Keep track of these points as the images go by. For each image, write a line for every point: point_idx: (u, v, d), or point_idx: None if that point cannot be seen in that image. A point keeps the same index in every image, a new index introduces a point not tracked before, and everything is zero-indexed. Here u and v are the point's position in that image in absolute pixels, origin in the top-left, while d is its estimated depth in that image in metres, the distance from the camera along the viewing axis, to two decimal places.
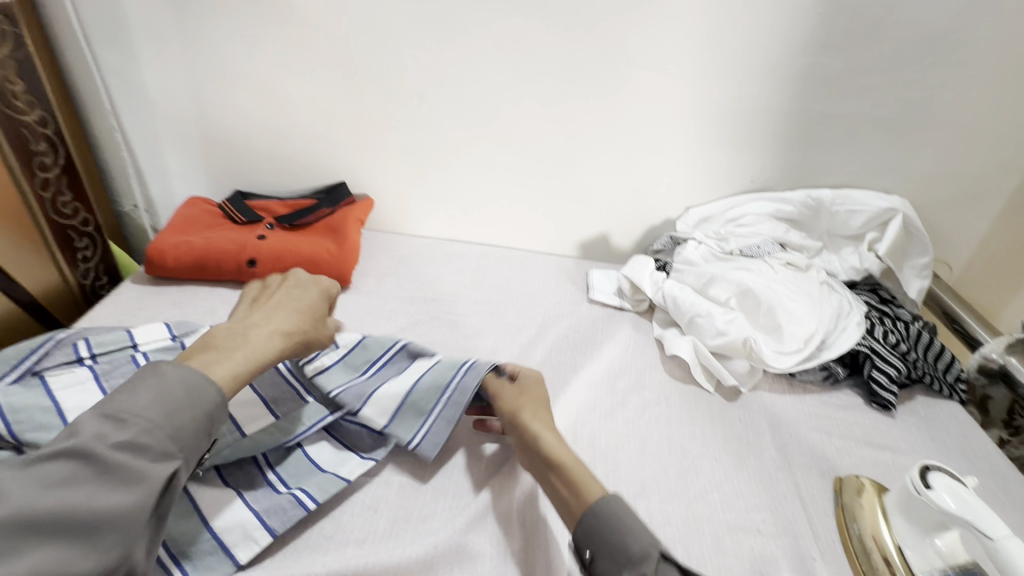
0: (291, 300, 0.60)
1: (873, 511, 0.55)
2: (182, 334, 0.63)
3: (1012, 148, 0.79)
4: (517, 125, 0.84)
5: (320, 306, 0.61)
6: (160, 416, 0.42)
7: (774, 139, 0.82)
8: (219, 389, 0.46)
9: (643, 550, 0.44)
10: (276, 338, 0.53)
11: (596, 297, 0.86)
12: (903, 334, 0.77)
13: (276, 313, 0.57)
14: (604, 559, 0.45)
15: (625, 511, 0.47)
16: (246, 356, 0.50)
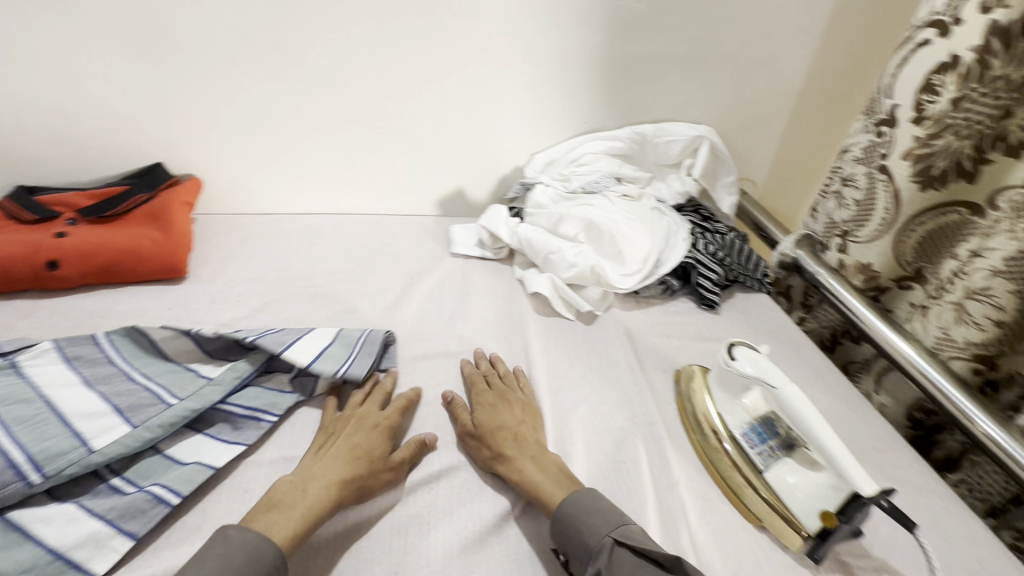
0: (349, 436, 0.54)
1: (700, 392, 0.64)
2: (15, 350, 0.53)
3: (785, 75, 0.94)
4: (347, 84, 0.80)
5: (384, 439, 0.54)
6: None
7: (599, 80, 0.88)
8: (276, 551, 0.43)
9: (599, 542, 0.47)
10: (333, 483, 0.49)
11: (459, 250, 0.88)
12: (722, 243, 0.90)
13: (338, 450, 0.52)
14: (574, 560, 0.47)
15: (599, 520, 0.48)
16: (303, 511, 0.46)
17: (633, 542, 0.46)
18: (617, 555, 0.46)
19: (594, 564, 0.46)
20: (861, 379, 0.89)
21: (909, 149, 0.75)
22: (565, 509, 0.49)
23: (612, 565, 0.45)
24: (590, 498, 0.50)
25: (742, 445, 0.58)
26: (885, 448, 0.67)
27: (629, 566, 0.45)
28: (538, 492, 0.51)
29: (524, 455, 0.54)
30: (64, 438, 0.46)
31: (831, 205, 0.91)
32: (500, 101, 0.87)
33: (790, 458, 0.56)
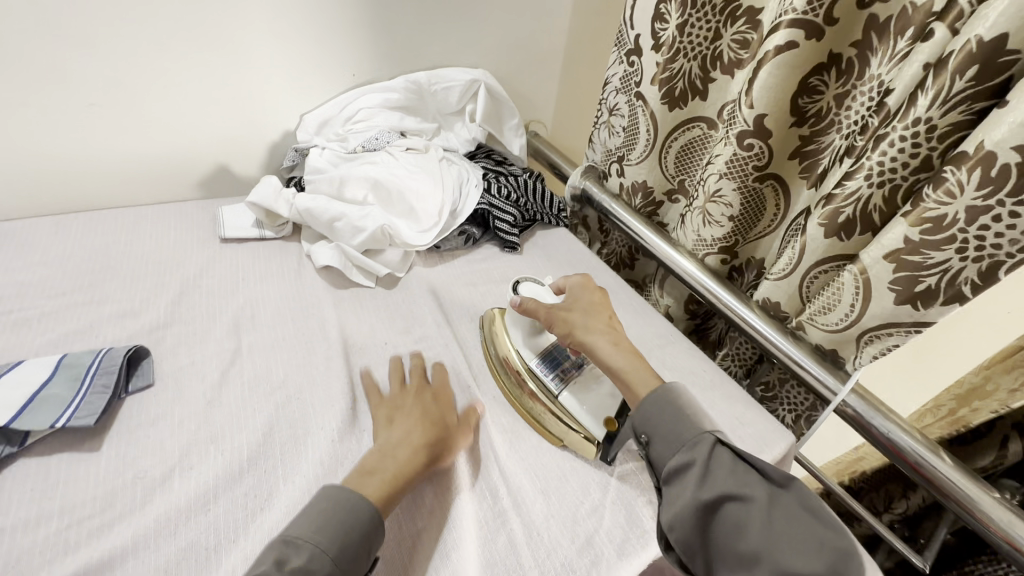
0: (416, 402, 0.56)
1: (588, 291, 0.63)
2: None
3: (546, 12, 0.96)
4: (12, 43, 0.63)
5: (445, 408, 0.57)
6: (319, 536, 0.42)
7: (355, 26, 0.81)
8: (371, 506, 0.45)
9: (697, 437, 0.45)
10: (400, 455, 0.50)
11: (230, 234, 0.76)
12: (515, 186, 0.93)
13: (397, 423, 0.53)
14: (658, 442, 0.47)
15: (674, 416, 0.48)
16: (379, 480, 0.48)
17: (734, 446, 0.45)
18: (717, 452, 0.44)
19: (686, 453, 0.45)
20: (651, 289, 1.00)
21: (654, 77, 0.80)
22: (656, 399, 0.50)
23: (710, 462, 0.44)
24: (675, 396, 0.49)
25: (535, 375, 0.61)
26: (666, 343, 0.77)
27: (727, 465, 0.43)
28: (631, 370, 0.54)
29: (605, 337, 0.57)
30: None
31: (605, 134, 0.97)
32: (243, 58, 0.76)
33: (576, 380, 0.60)
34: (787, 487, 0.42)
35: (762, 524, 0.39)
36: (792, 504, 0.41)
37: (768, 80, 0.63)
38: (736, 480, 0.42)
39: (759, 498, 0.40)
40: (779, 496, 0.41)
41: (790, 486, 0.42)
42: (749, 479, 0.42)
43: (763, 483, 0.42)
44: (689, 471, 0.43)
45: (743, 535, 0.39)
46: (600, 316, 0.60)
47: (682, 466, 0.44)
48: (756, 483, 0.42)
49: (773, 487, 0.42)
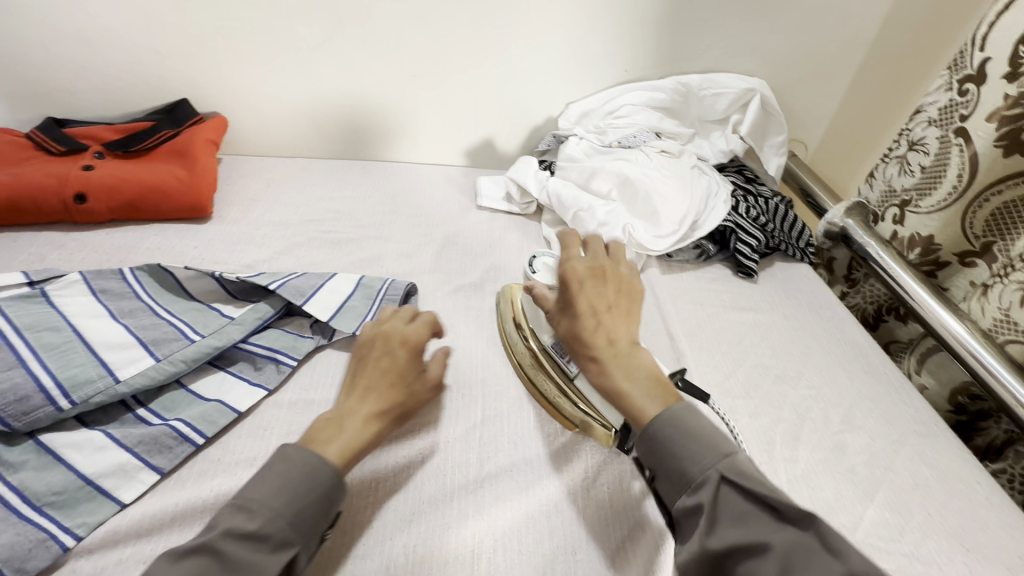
0: (376, 361, 0.48)
1: (571, 296, 0.50)
2: (41, 279, 0.52)
3: (852, 23, 0.85)
4: (375, 20, 0.76)
5: (414, 359, 0.49)
6: (280, 502, 0.38)
7: (643, 24, 0.81)
8: (331, 471, 0.40)
9: (703, 474, 0.39)
10: (367, 418, 0.44)
11: (486, 203, 0.85)
12: (764, 208, 0.85)
13: (372, 383, 0.47)
14: (664, 480, 0.42)
15: (678, 449, 0.41)
16: (323, 438, 0.42)
17: (746, 482, 0.37)
18: (722, 493, 0.38)
19: (694, 494, 0.39)
20: (903, 358, 0.84)
21: (994, 111, 0.66)
22: (658, 428, 0.42)
23: (716, 507, 0.37)
24: (691, 417, 0.42)
25: (549, 355, 0.56)
26: (928, 433, 0.63)
27: (737, 508, 0.37)
28: (623, 398, 0.45)
29: (607, 350, 0.47)
30: (91, 366, 0.47)
31: (893, 169, 0.84)
32: (542, 45, 0.81)
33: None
34: (805, 526, 0.35)
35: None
36: (814, 552, 0.34)
37: None
38: (743, 528, 0.36)
39: (777, 549, 0.34)
40: (793, 545, 0.34)
41: (813, 527, 0.34)
42: (758, 519, 0.36)
43: (787, 528, 0.35)
44: (697, 515, 0.38)
45: None
46: (586, 320, 0.49)
47: (689, 509, 0.39)
48: (767, 527, 0.35)
49: (796, 530, 0.35)
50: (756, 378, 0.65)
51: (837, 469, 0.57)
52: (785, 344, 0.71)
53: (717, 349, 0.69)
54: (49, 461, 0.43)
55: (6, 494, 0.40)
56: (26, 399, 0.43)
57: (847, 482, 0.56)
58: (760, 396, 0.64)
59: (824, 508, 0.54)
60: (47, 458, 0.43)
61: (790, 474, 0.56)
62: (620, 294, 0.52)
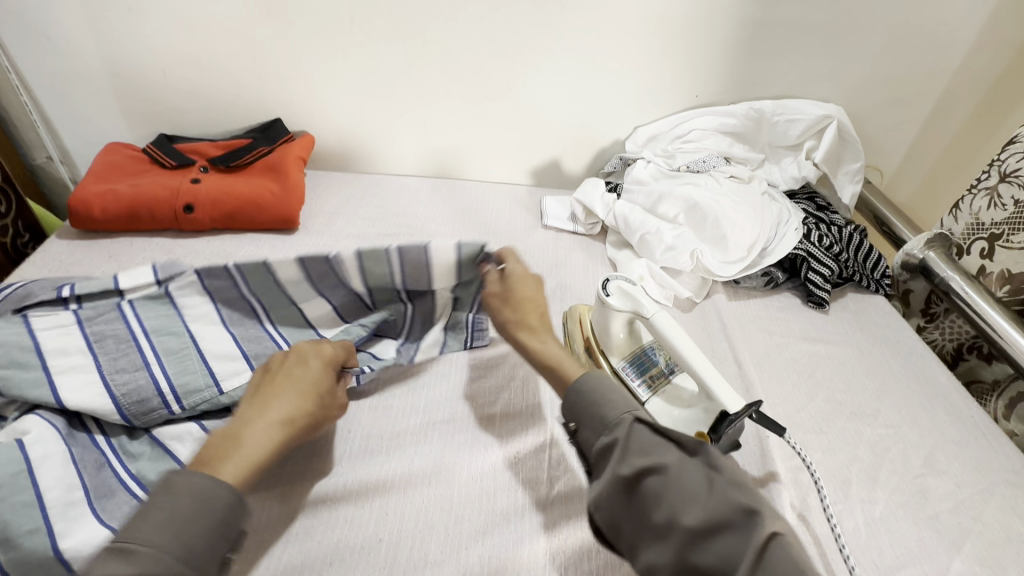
0: (285, 372, 0.46)
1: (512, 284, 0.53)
2: (167, 278, 0.55)
3: (939, 50, 0.82)
4: (455, 47, 0.80)
5: (326, 375, 0.48)
6: (161, 538, 0.33)
7: (717, 51, 0.81)
8: (225, 489, 0.37)
9: (618, 417, 0.40)
10: (220, 438, 0.41)
11: (551, 223, 0.86)
12: (837, 237, 0.82)
13: (278, 390, 0.45)
14: (585, 428, 0.42)
15: (606, 390, 0.42)
16: (210, 455, 0.40)
17: (654, 421, 0.39)
18: (635, 431, 0.39)
19: (609, 434, 0.40)
20: (988, 400, 0.79)
21: None
22: (582, 385, 0.44)
23: (629, 441, 0.38)
24: (607, 374, 0.44)
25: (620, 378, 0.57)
26: (1020, 484, 0.59)
27: (646, 441, 0.38)
28: (557, 364, 0.47)
29: (544, 326, 0.51)
30: (200, 372, 0.50)
31: (980, 202, 0.79)
32: (614, 70, 0.83)
33: (666, 390, 0.55)
34: (694, 450, 0.37)
35: (676, 494, 0.35)
36: (706, 472, 0.36)
37: None
38: (646, 455, 0.37)
39: (672, 466, 0.36)
40: (686, 465, 0.36)
41: (698, 450, 0.37)
42: (660, 448, 0.37)
43: (677, 450, 0.37)
44: (611, 450, 0.39)
45: (656, 512, 0.35)
46: (529, 294, 0.53)
47: (604, 448, 0.39)
48: (664, 452, 0.37)
49: (685, 454, 0.37)
50: (829, 413, 0.64)
51: (920, 515, 0.55)
52: (860, 380, 0.69)
53: (787, 381, 0.67)
54: (161, 454, 0.47)
55: (128, 481, 0.45)
56: (145, 397, 0.48)
57: (930, 531, 0.54)
58: (834, 432, 0.62)
59: (906, 556, 0.51)
60: (159, 452, 0.47)
61: (868, 517, 0.54)
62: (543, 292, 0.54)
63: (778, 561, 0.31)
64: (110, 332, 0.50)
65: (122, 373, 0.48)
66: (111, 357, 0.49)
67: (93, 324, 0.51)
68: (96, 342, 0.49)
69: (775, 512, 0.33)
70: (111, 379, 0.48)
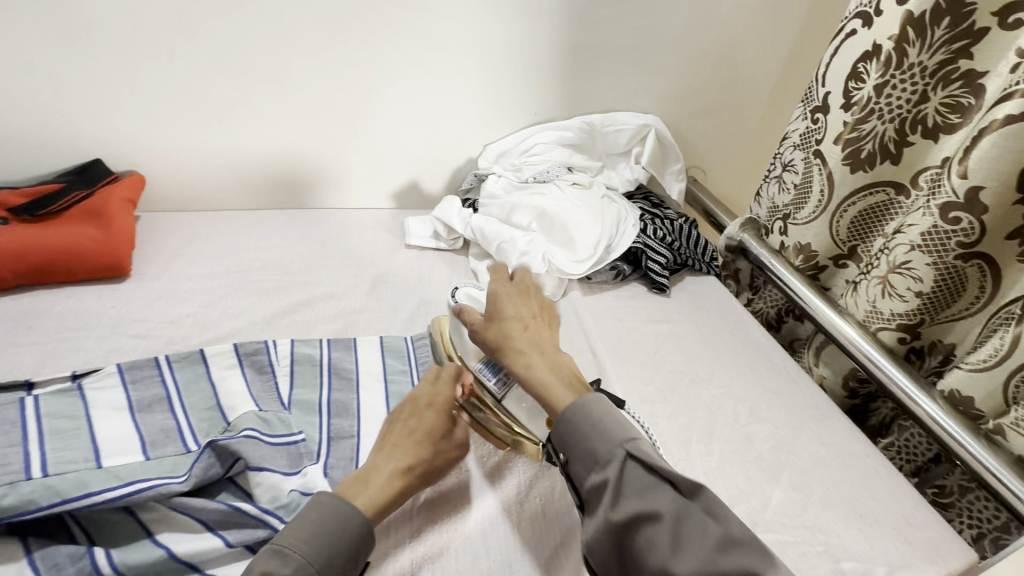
0: (407, 420, 0.50)
1: (499, 306, 0.54)
2: (83, 372, 0.53)
3: (725, 66, 0.98)
4: (291, 76, 0.79)
5: (443, 418, 0.50)
6: (308, 550, 0.40)
7: (547, 72, 0.90)
8: (361, 523, 0.43)
9: (609, 452, 0.42)
10: (395, 473, 0.47)
11: (414, 242, 0.88)
12: (670, 228, 0.93)
13: (398, 437, 0.49)
14: (576, 462, 0.44)
15: (591, 420, 0.44)
16: (386, 482, 0.46)
17: (648, 459, 0.41)
18: (627, 469, 0.41)
19: (602, 470, 0.41)
20: (804, 354, 0.94)
21: (839, 134, 0.79)
22: (569, 414, 0.45)
23: (622, 481, 0.40)
24: (595, 404, 0.45)
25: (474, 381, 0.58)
26: (822, 416, 0.71)
27: (637, 480, 0.40)
28: (549, 388, 0.47)
29: (534, 350, 0.50)
30: (82, 451, 0.46)
31: (774, 189, 0.95)
32: (455, 93, 0.88)
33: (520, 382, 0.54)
34: (695, 496, 0.40)
35: (670, 542, 0.37)
36: (699, 514, 0.39)
37: (990, 151, 0.61)
38: (642, 497, 0.39)
39: (667, 515, 0.38)
40: (680, 509, 0.39)
41: (697, 495, 0.39)
42: (653, 486, 0.40)
43: (673, 492, 0.39)
44: (604, 490, 0.41)
45: (652, 555, 0.37)
46: (516, 325, 0.52)
47: (597, 485, 0.41)
48: (655, 491, 0.39)
49: (682, 496, 0.40)
50: (672, 383, 0.72)
51: (747, 457, 0.63)
52: (696, 351, 0.78)
53: (637, 361, 0.74)
54: None
55: None
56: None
57: (756, 469, 0.62)
58: (677, 398, 0.69)
59: (738, 495, 0.59)
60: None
61: (706, 466, 0.61)
62: (538, 310, 0.55)
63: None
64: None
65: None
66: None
67: None
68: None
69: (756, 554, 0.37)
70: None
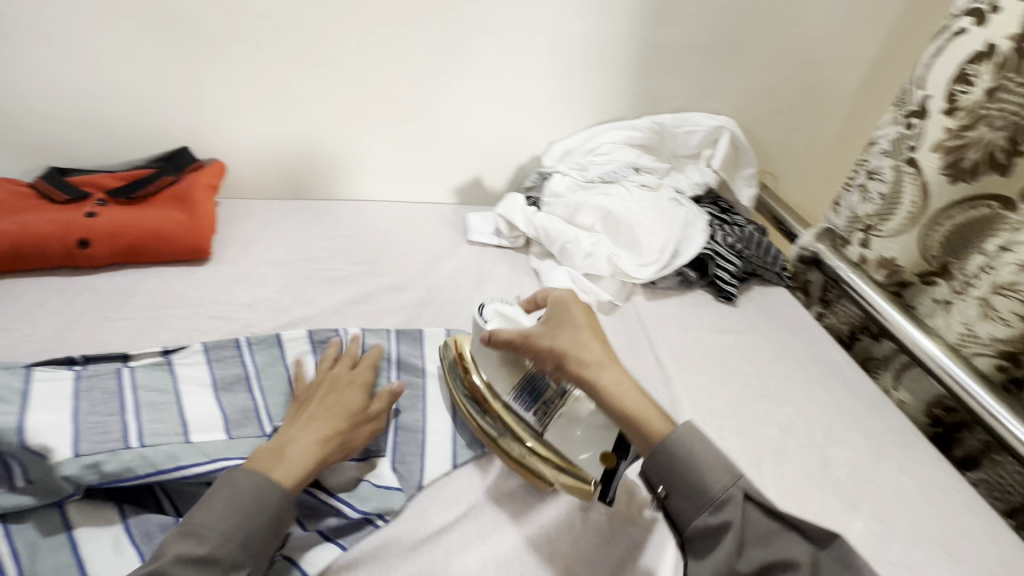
0: (322, 398, 0.51)
1: (562, 317, 0.52)
2: (174, 349, 0.55)
3: (809, 65, 0.93)
4: (369, 71, 0.81)
5: (358, 396, 0.52)
6: (233, 522, 0.40)
7: (621, 70, 0.88)
8: (278, 485, 0.42)
9: (725, 492, 0.41)
10: (314, 442, 0.46)
11: (476, 238, 0.88)
12: (739, 235, 0.89)
13: (318, 413, 0.49)
14: (678, 495, 0.43)
15: (697, 450, 0.43)
16: (307, 451, 0.46)
17: (768, 503, 0.41)
18: (748, 512, 0.41)
19: (717, 512, 0.41)
20: (879, 375, 0.88)
21: (939, 141, 0.74)
22: (675, 445, 0.44)
23: (745, 526, 0.40)
24: (701, 439, 0.44)
25: (512, 408, 0.54)
26: (905, 444, 0.66)
27: (761, 528, 0.40)
28: (635, 412, 0.46)
29: (613, 368, 0.48)
30: (173, 426, 0.48)
31: (855, 198, 0.89)
32: (525, 90, 0.87)
33: (564, 410, 0.52)
34: (826, 546, 0.39)
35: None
36: (829, 563, 0.39)
37: None
38: (769, 547, 0.39)
39: (804, 564, 0.38)
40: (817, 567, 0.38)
41: (830, 546, 0.39)
42: (778, 536, 0.39)
43: (803, 544, 0.39)
44: (725, 533, 0.40)
45: None
46: (588, 340, 0.50)
47: (712, 526, 0.41)
48: (785, 542, 0.39)
49: (813, 548, 0.39)
50: (742, 397, 0.68)
51: (822, 482, 0.60)
52: (767, 365, 0.74)
53: (703, 371, 0.71)
54: (63, 542, 0.41)
55: None
56: (83, 463, 0.41)
57: (833, 495, 0.59)
58: (747, 414, 0.66)
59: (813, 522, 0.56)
60: (59, 536, 0.41)
61: (778, 489, 0.58)
62: (594, 321, 0.52)
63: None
64: (99, 385, 0.49)
65: (96, 434, 0.44)
66: (93, 402, 0.47)
67: (89, 377, 0.49)
68: (83, 390, 0.48)
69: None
70: (84, 418, 0.46)
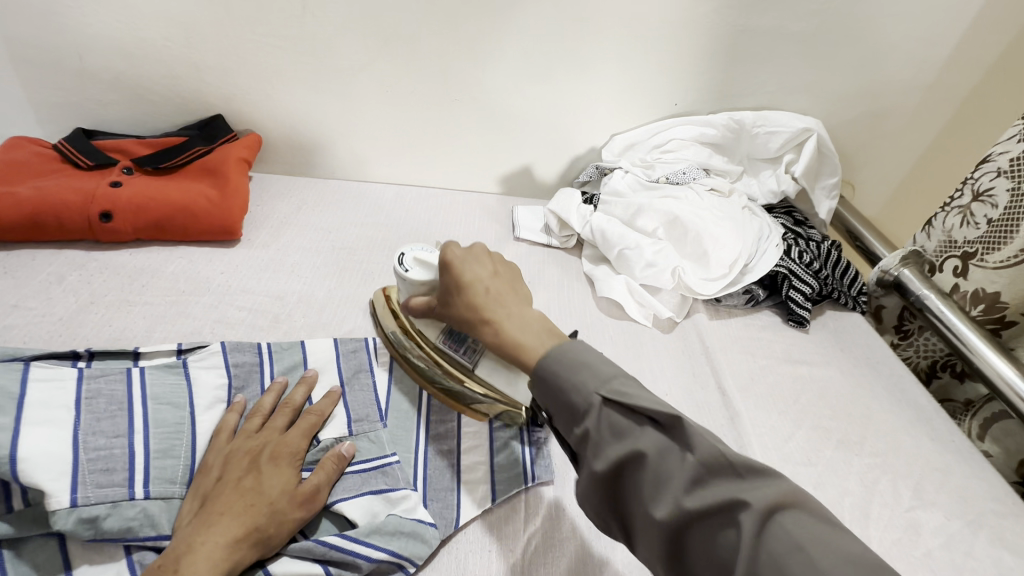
0: (237, 481, 0.40)
1: (457, 273, 0.43)
2: (189, 349, 0.50)
3: (916, 64, 0.81)
4: (421, 42, 0.73)
5: (289, 474, 0.42)
6: None
7: (699, 56, 0.78)
8: None
9: (586, 401, 0.36)
10: (219, 548, 0.36)
11: (523, 235, 0.81)
12: (816, 253, 0.79)
13: (220, 506, 0.38)
14: (558, 417, 0.38)
15: (575, 365, 0.38)
16: (212, 557, 0.36)
17: (623, 399, 0.36)
18: (605, 415, 0.36)
19: (582, 423, 0.36)
20: (962, 420, 0.79)
21: None
22: (543, 368, 0.38)
23: (601, 428, 0.36)
24: (579, 353, 0.39)
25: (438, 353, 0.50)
26: (1006, 513, 0.57)
27: (615, 422, 0.35)
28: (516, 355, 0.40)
29: (510, 317, 0.42)
30: (183, 450, 0.43)
31: (953, 220, 0.79)
32: (590, 74, 0.78)
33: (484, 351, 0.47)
34: (670, 430, 0.34)
35: (653, 483, 0.33)
36: (679, 452, 0.33)
37: None
38: (622, 441, 0.35)
39: (650, 453, 0.34)
40: (697, 481, 0.32)
41: (676, 427, 0.34)
42: (635, 429, 0.35)
43: (658, 437, 0.34)
44: (587, 442, 0.36)
45: (661, 490, 0.33)
46: (480, 266, 0.44)
47: (584, 437, 0.36)
48: (638, 435, 0.34)
49: (664, 438, 0.34)
50: (817, 442, 0.61)
51: (912, 553, 0.52)
52: (845, 405, 0.66)
53: (773, 408, 0.64)
54: None
55: None
56: (83, 515, 0.36)
57: (926, 571, 0.51)
58: (823, 463, 0.58)
59: None
60: None
61: None
62: (499, 262, 0.46)
63: (775, 540, 0.29)
64: (105, 390, 0.43)
65: (98, 473, 0.38)
66: (97, 416, 0.41)
67: (95, 380, 0.43)
68: (85, 399, 0.42)
69: (761, 490, 0.31)
70: (85, 443, 0.39)
